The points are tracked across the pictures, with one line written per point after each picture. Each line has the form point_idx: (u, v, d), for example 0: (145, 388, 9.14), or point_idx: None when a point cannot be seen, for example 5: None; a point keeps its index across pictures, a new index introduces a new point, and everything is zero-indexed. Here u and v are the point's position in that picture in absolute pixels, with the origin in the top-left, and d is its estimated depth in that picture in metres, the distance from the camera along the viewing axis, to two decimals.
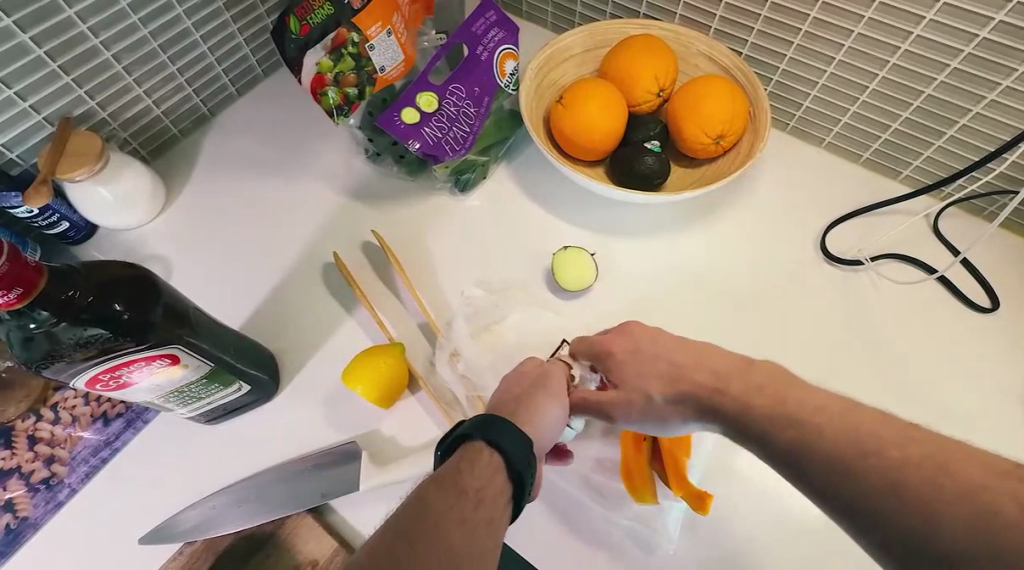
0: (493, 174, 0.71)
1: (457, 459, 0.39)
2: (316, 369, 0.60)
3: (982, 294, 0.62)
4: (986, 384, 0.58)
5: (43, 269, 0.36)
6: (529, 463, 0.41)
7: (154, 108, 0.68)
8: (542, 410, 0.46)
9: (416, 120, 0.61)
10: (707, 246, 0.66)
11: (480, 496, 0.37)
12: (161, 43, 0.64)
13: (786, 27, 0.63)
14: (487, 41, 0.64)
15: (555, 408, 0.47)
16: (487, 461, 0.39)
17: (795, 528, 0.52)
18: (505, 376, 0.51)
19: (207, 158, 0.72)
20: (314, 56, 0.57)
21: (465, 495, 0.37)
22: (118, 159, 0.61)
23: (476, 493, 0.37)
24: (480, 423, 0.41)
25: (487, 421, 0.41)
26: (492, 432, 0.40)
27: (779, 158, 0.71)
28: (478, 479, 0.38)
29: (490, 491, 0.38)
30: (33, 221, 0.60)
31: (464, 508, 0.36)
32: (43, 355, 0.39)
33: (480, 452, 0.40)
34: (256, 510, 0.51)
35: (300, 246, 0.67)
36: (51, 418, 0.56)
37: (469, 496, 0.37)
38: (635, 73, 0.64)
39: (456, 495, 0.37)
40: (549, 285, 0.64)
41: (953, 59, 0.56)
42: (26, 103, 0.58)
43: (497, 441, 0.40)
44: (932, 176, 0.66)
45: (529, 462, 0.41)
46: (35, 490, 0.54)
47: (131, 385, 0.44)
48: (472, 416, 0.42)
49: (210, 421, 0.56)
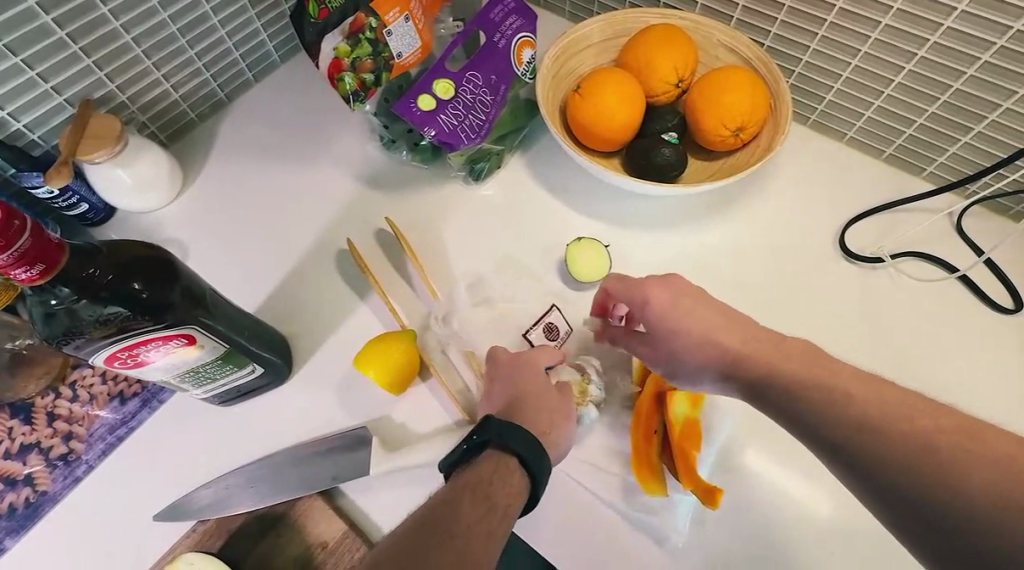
0: (508, 164, 0.70)
1: (485, 467, 0.41)
2: (328, 354, 0.60)
3: (1005, 294, 0.61)
4: (1007, 387, 0.57)
5: (65, 246, 0.36)
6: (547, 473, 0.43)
7: (172, 92, 0.69)
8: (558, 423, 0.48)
9: (432, 107, 0.61)
10: (722, 241, 0.66)
11: (505, 508, 0.39)
12: (180, 27, 0.65)
13: (811, 18, 0.62)
14: (505, 28, 0.64)
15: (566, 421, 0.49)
16: (509, 472, 0.41)
17: (806, 526, 0.52)
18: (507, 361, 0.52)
19: (223, 143, 0.73)
20: (332, 41, 0.56)
21: (494, 507, 0.39)
22: (137, 141, 0.62)
23: (501, 504, 0.39)
24: (509, 431, 0.42)
25: (510, 429, 0.42)
26: (519, 444, 0.41)
27: (799, 152, 0.70)
28: (504, 488, 0.40)
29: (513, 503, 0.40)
30: (54, 202, 0.61)
31: (491, 520, 0.38)
32: (63, 331, 0.39)
33: (503, 461, 0.41)
34: (268, 491, 0.52)
35: (314, 232, 0.67)
36: (70, 395, 0.57)
37: (495, 509, 0.39)
38: (654, 62, 0.63)
39: (484, 506, 0.38)
40: (561, 275, 0.64)
41: (984, 52, 0.54)
42: (47, 84, 0.58)
43: (522, 453, 0.41)
44: (957, 173, 0.64)
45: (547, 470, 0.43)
46: (54, 465, 0.55)
47: (148, 364, 0.45)
48: (497, 419, 0.43)
49: (223, 403, 0.57)
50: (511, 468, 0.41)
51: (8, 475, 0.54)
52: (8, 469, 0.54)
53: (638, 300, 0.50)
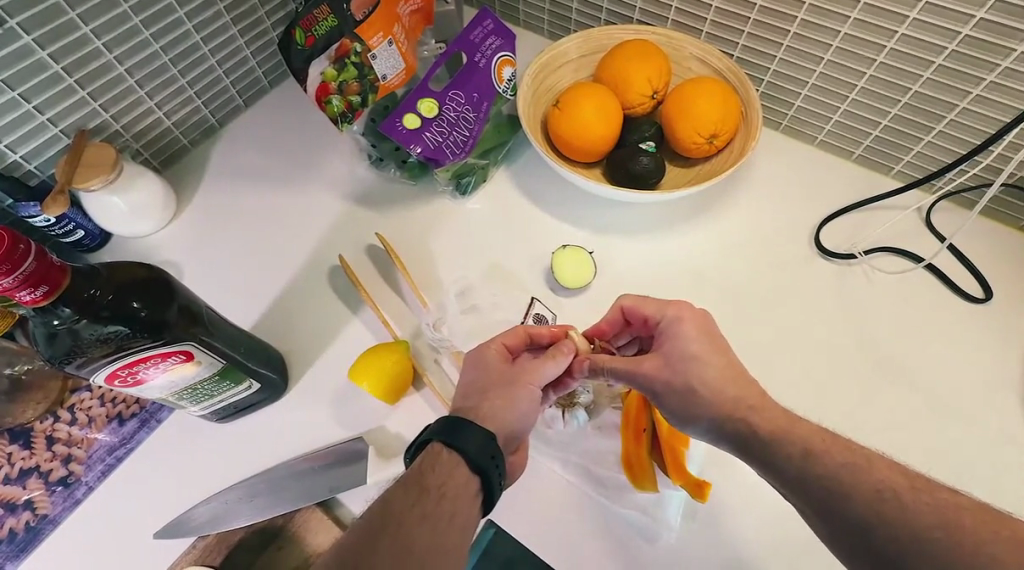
0: (493, 177, 0.73)
1: (424, 459, 0.44)
2: (323, 368, 0.61)
3: (975, 284, 0.63)
4: (982, 374, 0.59)
5: (66, 269, 0.38)
6: (495, 457, 0.44)
7: (165, 120, 0.71)
8: (515, 406, 0.49)
9: (417, 125, 0.63)
10: (702, 244, 0.68)
11: (442, 492, 0.42)
12: (172, 57, 0.67)
13: (775, 29, 0.65)
14: (485, 49, 0.67)
15: (527, 402, 0.50)
16: (452, 462, 0.44)
17: (794, 516, 0.53)
18: (470, 360, 0.53)
19: (216, 167, 0.75)
20: (319, 66, 0.58)
21: (429, 494, 0.42)
22: (131, 169, 0.64)
23: (438, 490, 0.42)
24: (444, 427, 0.45)
25: (454, 424, 0.45)
26: (458, 438, 0.44)
27: (772, 156, 0.73)
28: (442, 477, 0.43)
29: (457, 492, 0.42)
30: (50, 230, 0.62)
31: (427, 505, 0.41)
32: (66, 351, 0.41)
33: (442, 452, 0.44)
34: (266, 504, 0.52)
35: (306, 250, 0.69)
36: (68, 419, 0.58)
37: (431, 495, 0.42)
38: (629, 75, 0.66)
39: (419, 493, 0.41)
40: (548, 283, 0.66)
41: (938, 56, 0.58)
42: (44, 117, 0.60)
43: (462, 446, 0.44)
44: (923, 170, 0.67)
45: (492, 455, 0.44)
46: (53, 489, 0.55)
47: (146, 382, 0.46)
48: (439, 417, 0.46)
49: (220, 420, 0.58)
50: (450, 461, 0.43)
51: (8, 501, 0.54)
52: (8, 494, 0.55)
53: (660, 310, 0.53)
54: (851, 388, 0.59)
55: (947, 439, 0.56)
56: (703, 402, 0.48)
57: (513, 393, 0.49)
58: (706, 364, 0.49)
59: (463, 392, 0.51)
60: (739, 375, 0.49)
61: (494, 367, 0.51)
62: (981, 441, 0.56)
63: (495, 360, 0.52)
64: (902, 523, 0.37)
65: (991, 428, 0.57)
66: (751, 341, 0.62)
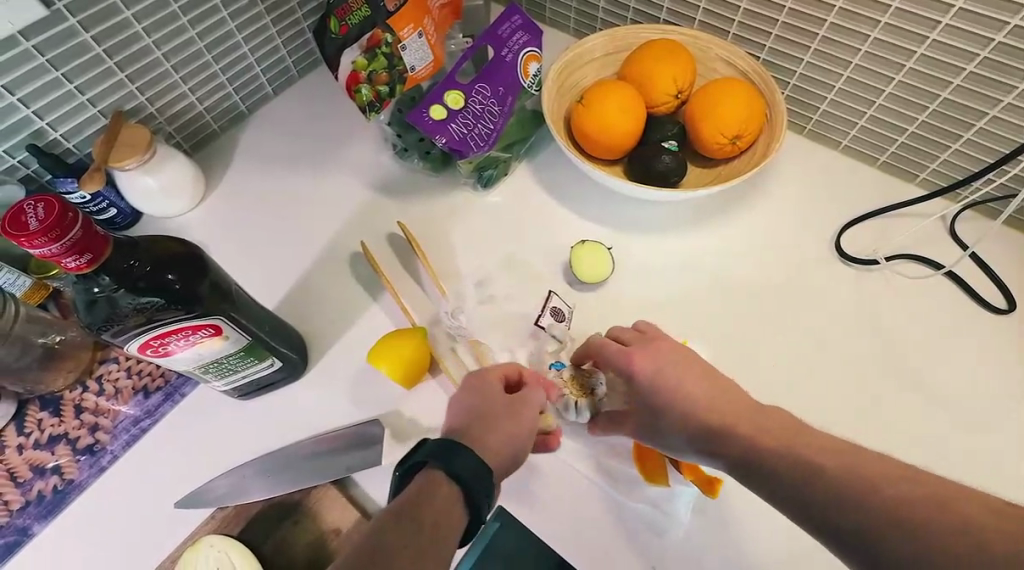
0: (514, 171, 0.74)
1: (419, 487, 0.42)
2: (342, 350, 0.63)
3: (998, 294, 0.63)
4: (1002, 384, 0.58)
5: (108, 240, 0.39)
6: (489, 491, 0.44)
7: (197, 105, 0.73)
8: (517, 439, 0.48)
9: (443, 117, 0.64)
10: (721, 243, 0.68)
11: (434, 526, 0.41)
12: (207, 44, 0.69)
13: (804, 32, 0.65)
14: (512, 44, 0.68)
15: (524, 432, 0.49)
16: (450, 495, 0.42)
17: (805, 518, 0.53)
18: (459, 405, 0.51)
19: (244, 152, 0.76)
20: (350, 55, 0.60)
21: (421, 527, 0.40)
22: (164, 150, 0.66)
23: (431, 524, 0.41)
24: (442, 452, 0.43)
25: (448, 448, 0.44)
26: (453, 464, 0.43)
27: (794, 159, 0.73)
28: (435, 509, 0.42)
29: (447, 521, 0.41)
30: (85, 207, 0.64)
31: (418, 539, 0.40)
32: (103, 318, 0.42)
33: (440, 482, 0.43)
34: (283, 480, 0.54)
35: (329, 236, 0.70)
36: (96, 389, 0.60)
37: (422, 529, 0.40)
38: (654, 74, 0.66)
39: (412, 525, 0.40)
40: (565, 277, 0.66)
41: (969, 63, 0.57)
42: (84, 97, 0.62)
43: (456, 472, 0.43)
44: (949, 179, 0.66)
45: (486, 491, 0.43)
46: (80, 456, 0.57)
47: (174, 354, 0.47)
48: (435, 440, 0.44)
49: (241, 397, 0.59)
50: (442, 487, 0.42)
51: (37, 465, 0.56)
52: (38, 459, 0.57)
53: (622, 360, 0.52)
54: (866, 393, 0.59)
55: (965, 448, 0.56)
56: (688, 421, 0.48)
57: (511, 419, 0.49)
58: (675, 389, 0.49)
59: (464, 415, 0.49)
60: (714, 392, 0.49)
61: (486, 390, 0.51)
62: (999, 451, 0.55)
63: (486, 388, 0.51)
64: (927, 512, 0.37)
65: (1011, 439, 0.56)
66: (767, 343, 0.62)
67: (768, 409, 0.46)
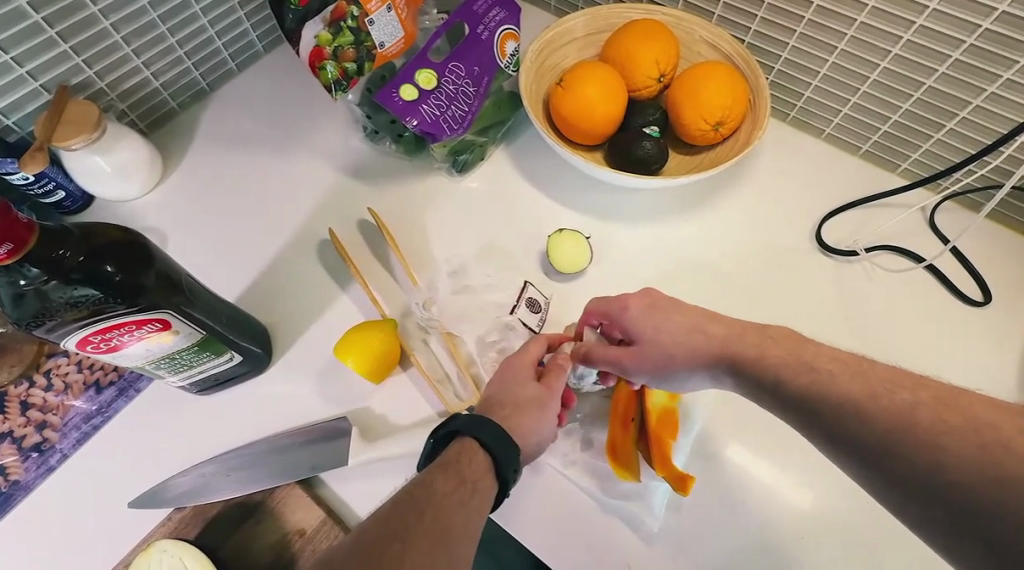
0: (491, 155, 0.71)
1: (454, 452, 0.42)
2: (309, 343, 0.60)
3: (975, 286, 0.62)
4: (975, 376, 0.59)
5: (33, 228, 0.36)
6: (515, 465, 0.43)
7: (152, 80, 0.68)
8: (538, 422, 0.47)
9: (414, 97, 0.61)
10: (702, 233, 0.67)
11: (475, 487, 0.40)
12: (161, 14, 0.64)
13: (789, 15, 0.63)
14: (488, 21, 0.64)
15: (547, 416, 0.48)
16: (482, 461, 0.42)
17: (781, 513, 0.53)
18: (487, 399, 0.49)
19: (205, 132, 0.72)
20: (313, 29, 0.56)
21: (466, 484, 0.40)
22: (115, 129, 0.61)
23: (472, 485, 0.40)
24: (472, 422, 0.43)
25: (478, 420, 0.43)
26: (484, 431, 0.42)
27: (777, 147, 0.71)
28: (474, 472, 0.41)
29: (481, 485, 0.40)
30: (29, 189, 0.60)
31: (464, 495, 0.39)
32: (33, 313, 0.39)
33: (476, 449, 0.42)
34: (245, 479, 0.51)
35: (295, 222, 0.67)
36: (44, 384, 0.56)
37: (467, 486, 0.40)
38: (636, 56, 0.63)
39: (458, 482, 0.39)
40: (543, 267, 0.64)
41: (955, 50, 0.55)
42: (23, 69, 0.57)
43: (487, 440, 0.42)
44: (930, 169, 0.65)
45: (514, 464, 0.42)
46: (27, 455, 0.54)
47: (121, 349, 0.44)
48: (466, 413, 0.44)
49: (201, 392, 0.56)
50: (476, 451, 0.41)
51: None
52: None
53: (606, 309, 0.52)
54: None
55: None
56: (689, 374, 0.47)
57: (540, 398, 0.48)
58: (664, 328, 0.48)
59: (486, 405, 0.48)
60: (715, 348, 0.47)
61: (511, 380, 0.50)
62: None
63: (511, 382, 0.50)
64: (924, 463, 0.35)
65: None
66: None
67: (753, 332, 0.45)
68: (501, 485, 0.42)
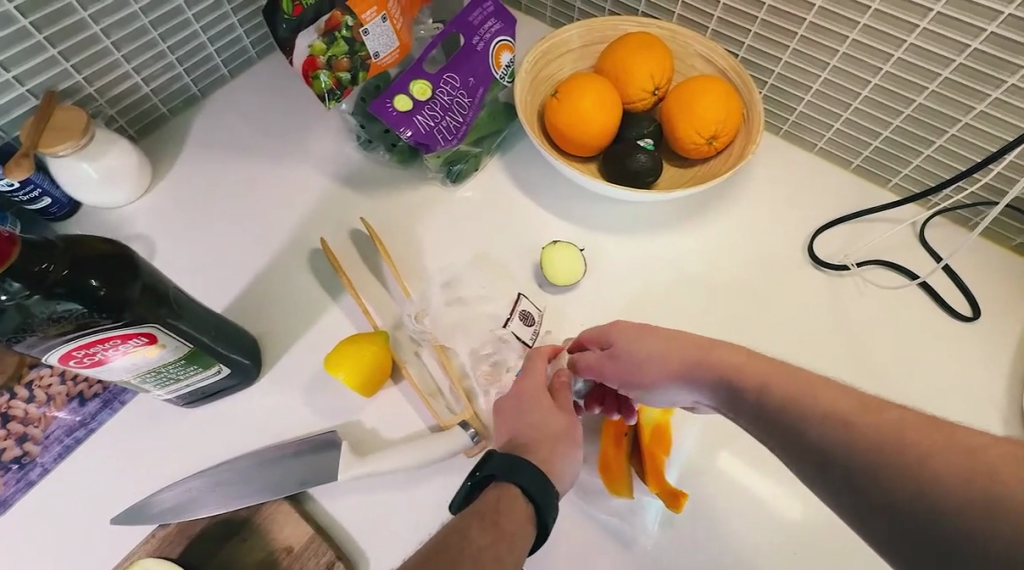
0: (486, 166, 0.70)
1: (492, 497, 0.40)
2: (299, 354, 0.59)
3: (964, 302, 0.63)
4: (965, 391, 0.59)
5: (14, 241, 0.35)
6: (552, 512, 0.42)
7: (143, 86, 0.67)
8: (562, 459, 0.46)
9: (408, 108, 0.60)
10: (696, 246, 0.67)
11: (513, 539, 0.38)
12: (153, 20, 0.63)
13: (782, 31, 0.63)
14: (484, 32, 0.64)
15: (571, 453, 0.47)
16: (520, 509, 0.40)
17: (775, 529, 0.52)
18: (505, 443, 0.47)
19: (196, 139, 0.71)
20: (307, 38, 0.56)
21: (502, 535, 0.38)
22: (103, 135, 0.60)
23: (509, 536, 0.38)
24: (509, 464, 0.42)
25: (513, 462, 0.42)
26: (523, 477, 0.41)
27: (770, 161, 0.71)
28: (512, 522, 0.39)
29: (519, 537, 0.39)
30: (13, 196, 0.58)
31: (501, 548, 0.37)
32: (14, 328, 0.38)
33: (516, 496, 0.41)
34: (231, 494, 0.50)
35: (287, 231, 0.66)
36: (26, 396, 0.54)
37: (504, 537, 0.38)
38: (632, 69, 0.63)
39: (494, 531, 0.38)
40: (537, 279, 0.64)
41: (945, 69, 0.56)
42: (9, 74, 0.56)
43: (527, 487, 0.41)
44: (921, 185, 0.66)
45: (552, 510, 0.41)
46: (6, 469, 0.53)
47: (106, 363, 0.43)
48: (502, 453, 0.43)
49: (188, 405, 0.55)
50: (515, 497, 0.40)
51: None
52: None
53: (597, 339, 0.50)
54: None
55: None
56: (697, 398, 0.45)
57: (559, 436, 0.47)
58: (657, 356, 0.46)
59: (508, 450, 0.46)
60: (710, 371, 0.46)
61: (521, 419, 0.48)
62: None
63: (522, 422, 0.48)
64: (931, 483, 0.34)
65: None
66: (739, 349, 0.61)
67: None
68: (539, 530, 0.41)
